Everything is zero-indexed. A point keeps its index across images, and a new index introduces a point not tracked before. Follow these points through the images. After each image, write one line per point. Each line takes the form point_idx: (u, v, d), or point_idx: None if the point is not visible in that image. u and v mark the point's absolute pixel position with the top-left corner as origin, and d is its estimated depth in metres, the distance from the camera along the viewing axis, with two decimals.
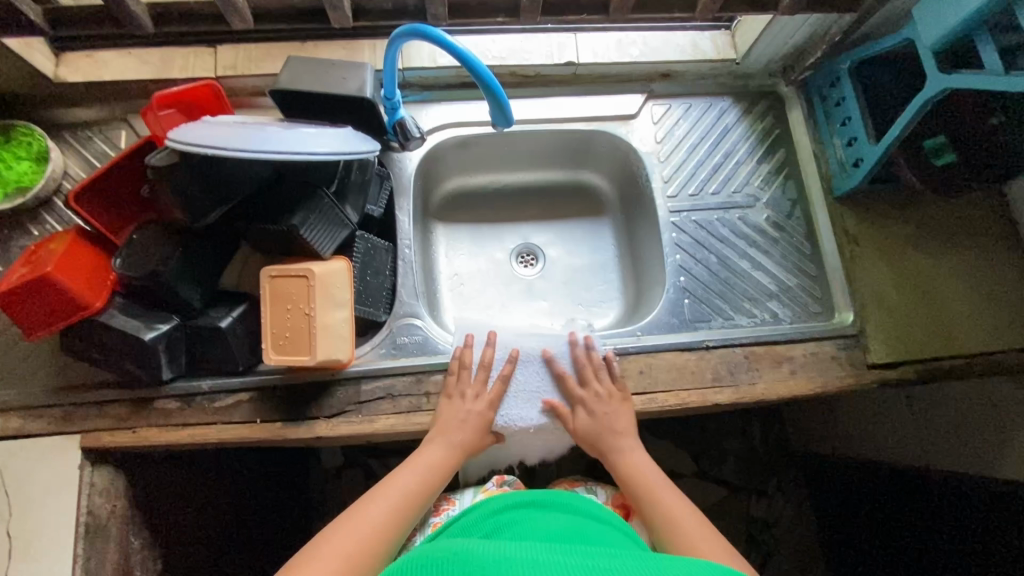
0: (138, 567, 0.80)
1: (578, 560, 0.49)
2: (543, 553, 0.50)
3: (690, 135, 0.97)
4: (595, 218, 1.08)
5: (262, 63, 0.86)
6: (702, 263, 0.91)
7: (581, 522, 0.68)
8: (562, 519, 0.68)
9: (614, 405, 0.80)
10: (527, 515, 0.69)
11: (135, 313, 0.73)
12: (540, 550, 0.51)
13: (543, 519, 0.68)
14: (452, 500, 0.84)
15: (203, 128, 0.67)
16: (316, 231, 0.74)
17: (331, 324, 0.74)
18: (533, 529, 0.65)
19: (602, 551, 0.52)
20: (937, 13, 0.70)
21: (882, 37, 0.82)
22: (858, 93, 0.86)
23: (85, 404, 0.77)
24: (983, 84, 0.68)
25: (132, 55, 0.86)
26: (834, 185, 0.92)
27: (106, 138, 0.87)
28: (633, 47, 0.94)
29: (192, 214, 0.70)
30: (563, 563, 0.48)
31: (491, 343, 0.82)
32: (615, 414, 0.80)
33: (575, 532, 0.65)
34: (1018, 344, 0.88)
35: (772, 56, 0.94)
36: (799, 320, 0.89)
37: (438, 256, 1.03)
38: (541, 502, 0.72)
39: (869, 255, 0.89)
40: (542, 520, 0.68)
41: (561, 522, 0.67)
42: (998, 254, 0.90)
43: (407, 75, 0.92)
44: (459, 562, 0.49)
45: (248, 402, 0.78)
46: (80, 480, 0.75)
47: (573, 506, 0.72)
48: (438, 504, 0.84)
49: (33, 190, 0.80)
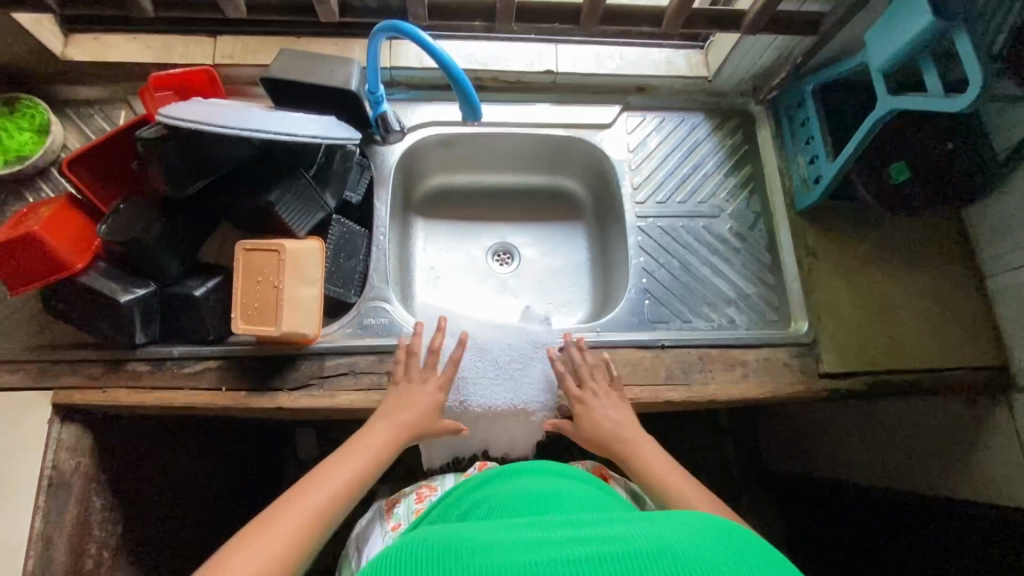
0: (97, 527, 0.82)
1: (555, 534, 0.47)
2: (519, 534, 0.48)
3: (662, 146, 1.01)
4: (570, 222, 1.12)
5: (257, 54, 0.92)
6: (664, 267, 0.95)
7: (553, 481, 0.67)
8: (538, 481, 0.67)
9: (610, 399, 0.80)
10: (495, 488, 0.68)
11: (115, 277, 0.77)
12: (518, 533, 0.49)
13: (511, 485, 0.67)
14: (434, 486, 0.85)
15: (193, 106, 0.72)
16: (291, 209, 0.79)
17: (300, 299, 0.78)
18: (506, 501, 0.63)
19: (581, 523, 0.51)
20: (885, 39, 0.75)
21: (840, 62, 0.87)
22: (819, 113, 0.91)
23: (59, 362, 0.80)
24: (926, 106, 0.72)
25: (136, 40, 0.92)
26: (796, 200, 0.95)
27: (106, 116, 0.92)
28: (610, 60, 1.00)
29: (177, 187, 0.75)
30: (542, 539, 0.46)
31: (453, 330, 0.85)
32: (615, 407, 0.79)
33: (547, 493, 0.64)
34: (966, 361, 0.91)
35: (742, 75, 0.99)
36: (755, 327, 0.92)
37: (416, 248, 1.07)
38: (507, 471, 0.71)
39: (827, 269, 0.92)
40: (513, 486, 0.66)
41: (535, 488, 0.65)
42: (951, 274, 0.94)
43: (394, 74, 0.97)
44: (439, 554, 0.45)
45: (216, 370, 0.81)
46: (47, 435, 0.78)
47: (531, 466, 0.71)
48: (421, 491, 0.84)
49: (31, 159, 0.85)
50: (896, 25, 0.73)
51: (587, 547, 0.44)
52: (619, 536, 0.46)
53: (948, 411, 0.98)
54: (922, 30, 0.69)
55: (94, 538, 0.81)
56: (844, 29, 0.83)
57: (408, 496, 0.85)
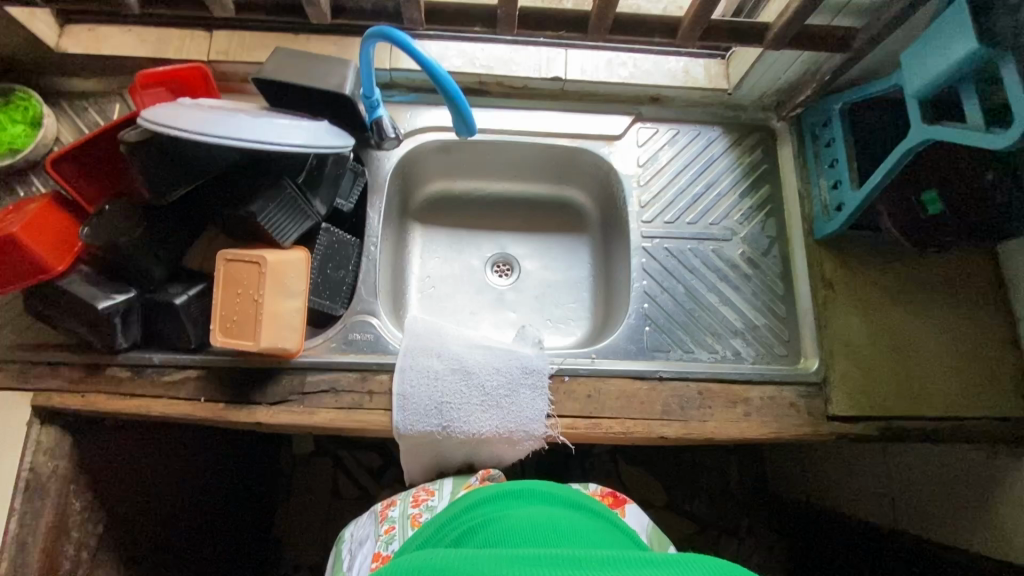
0: (76, 528, 0.81)
1: None
2: None
3: (673, 162, 0.95)
4: (574, 235, 1.07)
5: (253, 51, 0.89)
6: (668, 292, 0.90)
7: (551, 513, 0.60)
8: (535, 504, 0.61)
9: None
10: (486, 520, 0.60)
11: (96, 282, 0.75)
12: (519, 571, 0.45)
13: (504, 507, 0.61)
14: (433, 491, 0.79)
15: (177, 109, 0.69)
16: (275, 218, 0.76)
17: (281, 312, 0.75)
18: (496, 530, 0.58)
19: (590, 567, 0.45)
20: (921, 62, 0.68)
21: (872, 82, 0.80)
22: (845, 134, 0.84)
23: (40, 363, 0.79)
24: (965, 138, 0.65)
25: (132, 32, 0.89)
26: (816, 227, 0.89)
27: (100, 110, 0.90)
28: (622, 67, 0.94)
29: (159, 192, 0.72)
30: None
31: (440, 350, 0.81)
32: None
33: (545, 521, 0.58)
34: (991, 412, 0.84)
35: (764, 89, 0.92)
36: (761, 361, 0.87)
37: (412, 257, 1.03)
38: (499, 495, 0.63)
39: (844, 303, 0.86)
40: (502, 514, 0.60)
41: (530, 510, 0.60)
42: (979, 315, 0.86)
43: (394, 76, 0.93)
44: None
45: (195, 379, 0.79)
46: (27, 436, 0.77)
47: (525, 491, 0.63)
48: (418, 495, 0.79)
49: (22, 153, 0.84)
50: (932, 49, 0.66)
51: None
52: None
53: (967, 459, 0.91)
54: (963, 57, 0.63)
55: (72, 539, 0.81)
56: (877, 47, 0.76)
57: (405, 498, 0.80)
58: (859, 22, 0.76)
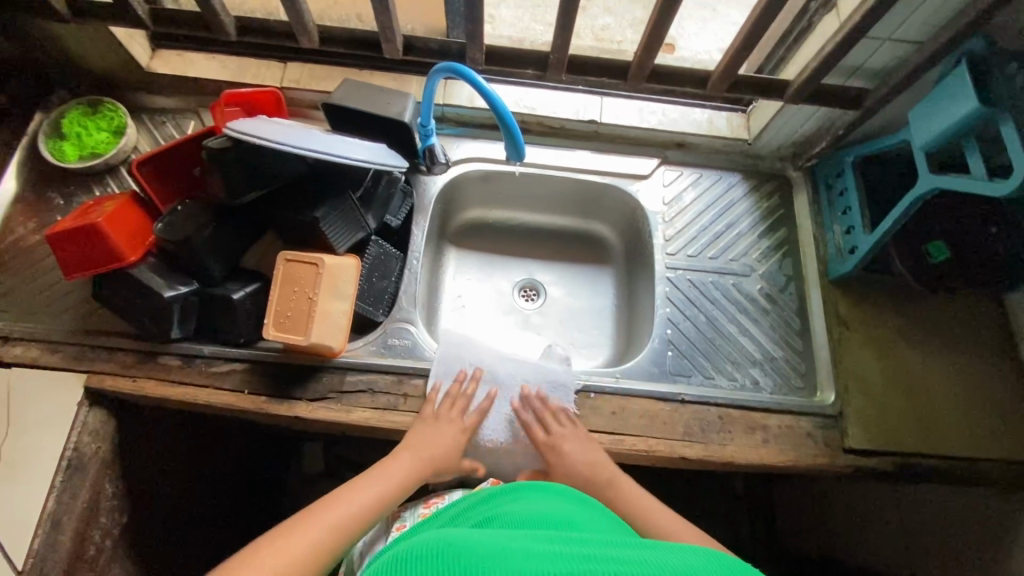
0: (104, 514, 0.83)
1: (576, 550, 0.45)
2: (534, 547, 0.45)
3: (697, 203, 1.03)
4: (599, 266, 1.12)
5: (321, 82, 0.99)
6: (690, 320, 0.95)
7: (558, 502, 0.62)
8: (549, 496, 0.63)
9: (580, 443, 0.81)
10: (494, 507, 0.62)
11: (161, 273, 0.81)
12: (537, 543, 0.46)
13: (519, 495, 0.63)
14: (443, 496, 0.81)
15: (259, 122, 0.76)
16: (334, 226, 0.83)
17: (330, 312, 0.80)
18: (508, 510, 0.59)
19: (605, 546, 0.47)
20: (929, 118, 0.76)
21: (884, 137, 0.88)
22: (857, 184, 0.92)
23: (98, 348, 0.84)
24: (969, 188, 0.72)
25: (214, 58, 1.00)
26: (830, 268, 0.95)
27: (176, 125, 0.99)
28: (652, 115, 1.04)
29: (233, 196, 0.79)
30: (563, 553, 0.44)
31: (475, 376, 0.85)
32: (580, 445, 0.80)
33: (558, 509, 0.59)
34: (1005, 455, 0.86)
35: (783, 141, 1.01)
36: (779, 391, 0.90)
37: (445, 276, 1.09)
38: (515, 486, 0.65)
39: (858, 341, 0.91)
40: (518, 499, 0.62)
41: (545, 499, 0.62)
42: (988, 360, 0.90)
43: (445, 110, 1.03)
44: (460, 562, 0.42)
45: (241, 372, 0.84)
46: (75, 416, 0.80)
47: (540, 484, 0.65)
48: (430, 498, 0.81)
49: (104, 156, 0.92)
50: (939, 106, 0.74)
51: (608, 568, 0.41)
52: (645, 561, 0.43)
53: (979, 506, 0.91)
54: (966, 115, 0.70)
55: (100, 525, 0.82)
56: (886, 107, 0.84)
57: (415, 503, 0.82)
58: (869, 83, 0.85)
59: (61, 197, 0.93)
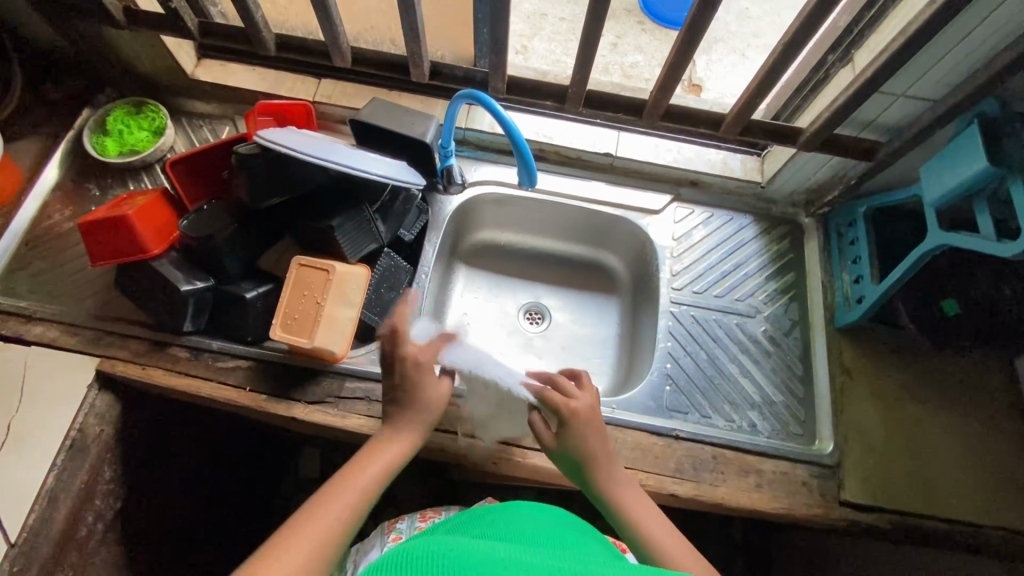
0: (100, 496, 0.85)
1: (572, 564, 0.46)
2: (530, 557, 0.47)
3: (706, 240, 1.04)
4: (605, 295, 1.13)
5: (351, 99, 1.04)
6: (691, 356, 0.95)
7: (553, 521, 0.63)
8: (544, 515, 0.64)
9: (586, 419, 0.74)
10: (488, 520, 0.63)
11: (180, 266, 0.85)
12: (532, 553, 0.48)
13: (513, 511, 0.64)
14: (441, 510, 0.81)
15: (288, 133, 0.80)
16: (349, 235, 0.86)
17: (336, 318, 0.83)
18: (503, 522, 0.61)
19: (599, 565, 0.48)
20: (940, 176, 0.77)
21: (896, 191, 0.89)
22: (868, 235, 0.92)
23: (113, 334, 0.87)
24: (978, 247, 0.72)
25: (253, 70, 1.05)
26: (837, 316, 0.95)
27: (212, 129, 1.05)
28: (667, 152, 1.06)
29: (256, 199, 0.83)
30: (558, 565, 0.45)
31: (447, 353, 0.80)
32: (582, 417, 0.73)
33: (553, 527, 0.61)
34: (1009, 523, 0.83)
35: (796, 187, 1.02)
36: (776, 436, 0.89)
37: (453, 292, 1.11)
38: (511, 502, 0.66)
39: (860, 393, 0.90)
40: (513, 514, 0.63)
41: (539, 517, 0.63)
42: (996, 424, 0.88)
43: (466, 134, 1.07)
44: (458, 564, 0.44)
45: (245, 369, 0.86)
46: (84, 397, 0.84)
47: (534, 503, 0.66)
48: (427, 511, 0.81)
49: (141, 153, 0.97)
50: (950, 165, 0.75)
51: None
52: None
53: None
54: (976, 175, 0.71)
55: (93, 507, 0.84)
56: (898, 161, 0.85)
57: (412, 515, 0.82)
58: (881, 137, 0.86)
59: (96, 188, 0.98)
